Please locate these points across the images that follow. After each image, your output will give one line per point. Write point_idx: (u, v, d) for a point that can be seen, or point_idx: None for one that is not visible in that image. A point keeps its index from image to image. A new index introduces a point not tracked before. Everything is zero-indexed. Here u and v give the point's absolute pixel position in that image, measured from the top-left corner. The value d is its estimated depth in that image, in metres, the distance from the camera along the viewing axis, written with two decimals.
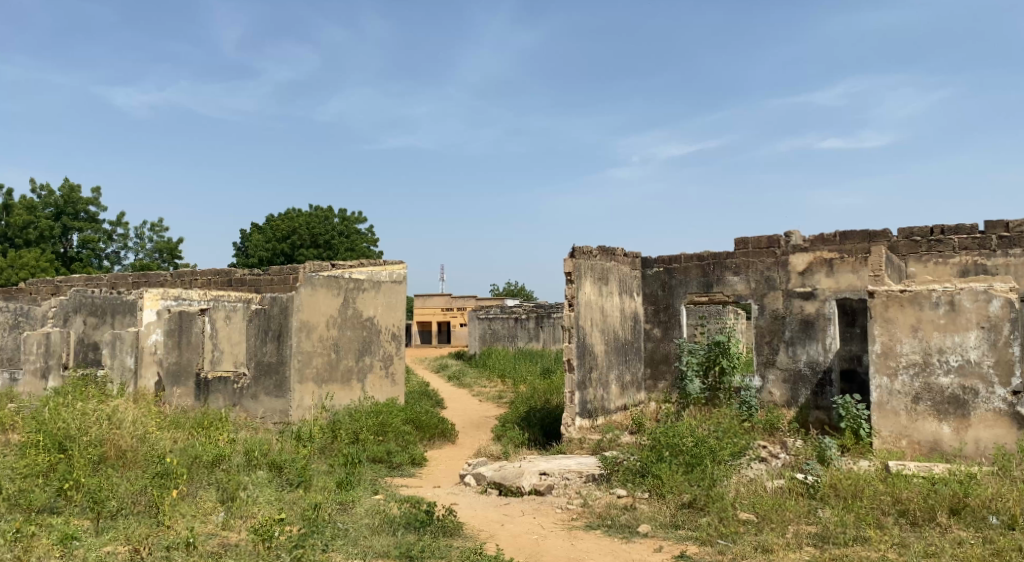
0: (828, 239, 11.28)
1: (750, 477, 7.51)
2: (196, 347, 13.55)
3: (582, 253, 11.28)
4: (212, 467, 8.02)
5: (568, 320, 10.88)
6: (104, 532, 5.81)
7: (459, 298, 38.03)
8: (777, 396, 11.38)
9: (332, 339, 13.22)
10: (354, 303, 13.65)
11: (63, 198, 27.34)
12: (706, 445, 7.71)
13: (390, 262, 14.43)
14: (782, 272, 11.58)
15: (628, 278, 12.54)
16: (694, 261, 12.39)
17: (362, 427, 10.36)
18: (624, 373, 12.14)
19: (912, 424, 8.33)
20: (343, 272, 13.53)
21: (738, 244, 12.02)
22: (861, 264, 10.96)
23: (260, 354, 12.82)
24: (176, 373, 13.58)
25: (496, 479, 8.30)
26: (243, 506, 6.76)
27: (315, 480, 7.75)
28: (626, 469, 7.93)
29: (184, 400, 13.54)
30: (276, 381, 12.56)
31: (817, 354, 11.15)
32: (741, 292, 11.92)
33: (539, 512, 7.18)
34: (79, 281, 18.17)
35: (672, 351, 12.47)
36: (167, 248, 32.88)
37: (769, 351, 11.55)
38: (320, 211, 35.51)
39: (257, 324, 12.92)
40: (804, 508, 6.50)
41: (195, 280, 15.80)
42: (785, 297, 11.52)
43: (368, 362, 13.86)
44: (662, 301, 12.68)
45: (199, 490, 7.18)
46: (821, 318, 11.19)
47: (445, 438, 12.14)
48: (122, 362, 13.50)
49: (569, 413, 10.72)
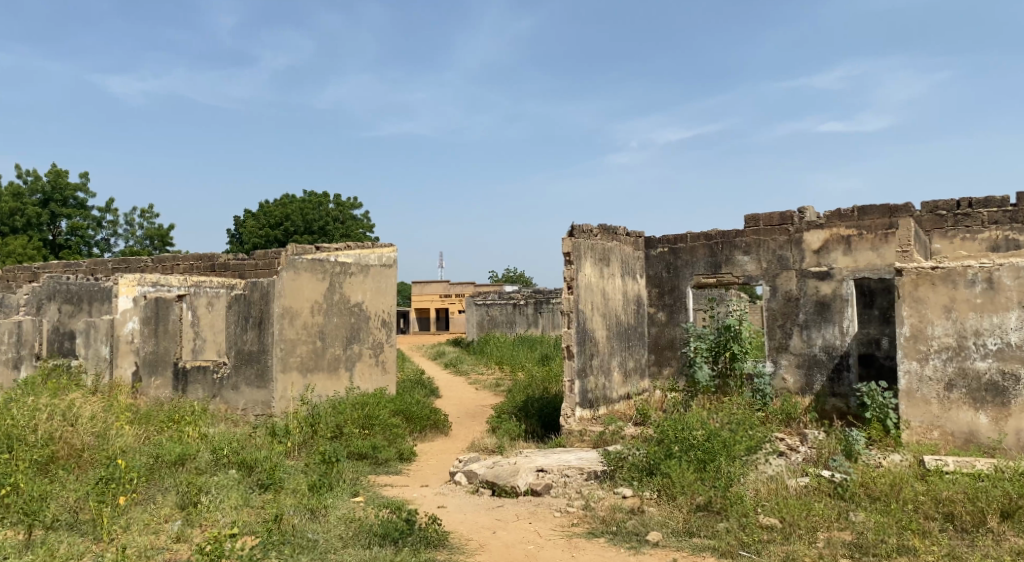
0: (845, 214, 10.51)
1: (769, 475, 6.76)
2: (174, 335, 12.88)
3: (582, 232, 10.49)
4: (175, 466, 7.27)
5: (567, 304, 10.12)
6: (35, 549, 5.09)
7: (457, 284, 37.24)
8: (790, 383, 10.70)
9: (317, 326, 12.44)
10: (341, 288, 12.84)
11: (50, 185, 26.46)
12: (720, 439, 6.99)
13: (380, 245, 13.60)
14: (795, 251, 10.83)
15: (631, 258, 11.77)
16: (701, 240, 11.63)
17: (346, 421, 9.62)
18: (627, 360, 11.38)
19: (944, 413, 7.58)
20: (328, 255, 12.66)
21: (748, 221, 11.26)
22: (882, 241, 10.21)
23: (240, 342, 12.09)
24: (154, 363, 12.75)
25: (489, 478, 7.55)
26: (203, 514, 6.02)
27: (288, 482, 7.00)
28: (631, 465, 7.23)
29: (161, 391, 12.74)
30: (258, 370, 11.83)
31: (833, 337, 10.42)
32: (751, 273, 11.17)
33: (535, 516, 6.44)
34: (57, 267, 17.37)
35: (678, 336, 11.71)
36: (159, 235, 32.15)
37: (782, 335, 10.83)
38: (315, 196, 34.56)
39: (236, 311, 12.15)
40: (834, 511, 5.77)
41: (176, 265, 15.05)
42: (799, 277, 10.78)
43: (356, 350, 13.04)
44: (667, 283, 11.91)
45: (156, 496, 6.45)
46: (838, 299, 10.45)
47: (437, 430, 11.42)
48: (97, 352, 13.13)
49: (569, 404, 9.98)
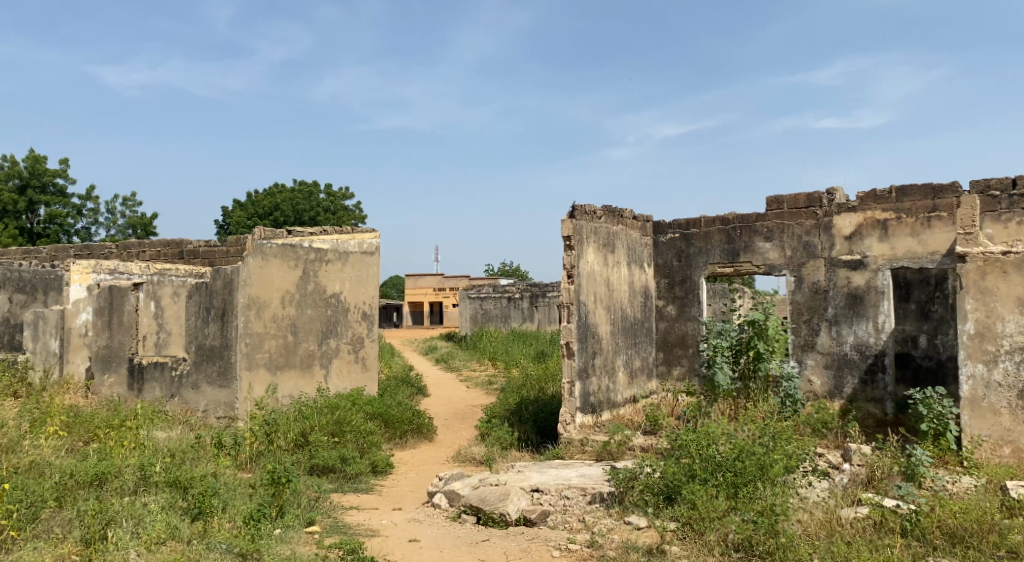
0: (880, 196, 9.28)
1: (816, 502, 5.56)
2: (129, 328, 11.39)
3: (583, 213, 9.20)
4: (90, 487, 5.96)
5: (567, 294, 8.85)
6: None
7: (451, 276, 35.90)
8: (817, 386, 9.58)
9: (289, 319, 11.08)
10: (315, 277, 11.33)
11: (28, 170, 24.92)
12: (753, 457, 5.75)
13: (361, 229, 11.91)
14: (824, 237, 9.62)
15: (638, 245, 10.52)
16: (717, 225, 10.39)
17: (313, 426, 8.36)
18: (634, 359, 10.15)
19: (1017, 427, 6.47)
20: (302, 240, 11.25)
21: (770, 203, 10.04)
22: (924, 226, 8.97)
23: (201, 337, 10.84)
24: (107, 359, 11.40)
25: (474, 502, 6.27)
26: (104, 556, 4.77)
27: (225, 510, 5.70)
28: (646, 486, 6.00)
29: (115, 390, 11.37)
30: (220, 368, 10.59)
31: (866, 335, 9.25)
32: (773, 261, 9.97)
33: (528, 556, 5.24)
34: (16, 253, 16.03)
35: (689, 332, 10.47)
36: (142, 224, 30.79)
37: (807, 332, 9.67)
38: (306, 186, 33.42)
39: (197, 300, 10.94)
40: (909, 558, 4.59)
41: (141, 252, 13.74)
42: (828, 267, 9.59)
43: (333, 346, 11.44)
44: (677, 272, 10.67)
45: (52, 533, 5.18)
46: (872, 292, 9.26)
47: (420, 435, 10.20)
48: (46, 346, 11.80)
49: (568, 409, 8.73)
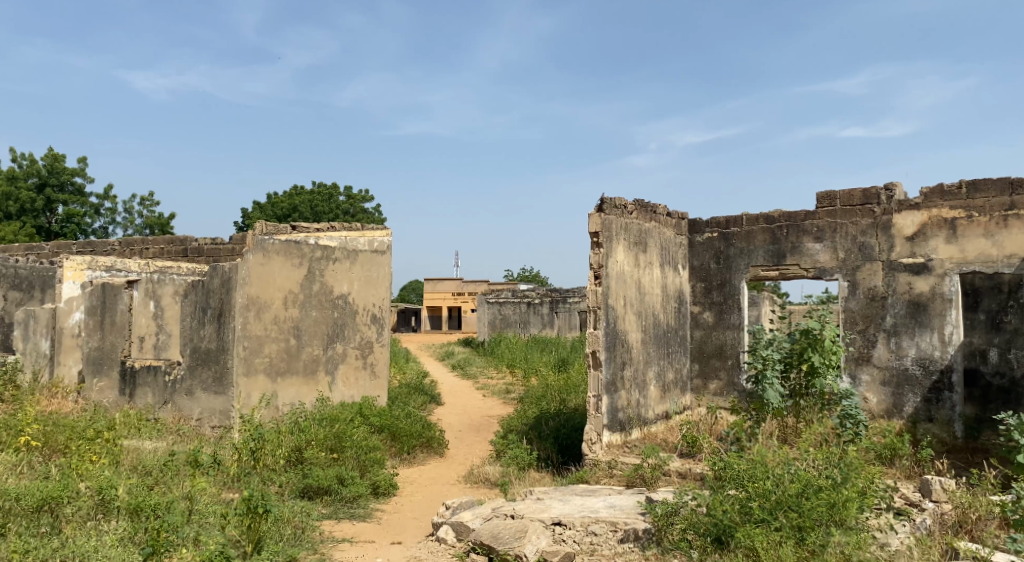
0: (949, 191, 8.23)
1: (905, 551, 4.58)
2: (122, 329, 10.47)
3: (614, 207, 8.24)
4: (36, 515, 5.08)
5: (593, 298, 7.90)
6: None
7: (470, 282, 35.05)
8: (874, 404, 8.53)
9: (292, 321, 10.15)
10: (320, 277, 10.47)
11: (46, 168, 24.38)
12: (821, 494, 4.76)
13: (371, 227, 11.13)
14: (882, 237, 8.59)
15: (672, 245, 9.52)
16: (760, 223, 9.39)
17: (308, 442, 7.47)
18: (666, 371, 9.17)
19: None
20: (307, 236, 10.38)
21: (822, 199, 9.00)
22: (999, 225, 7.93)
23: (196, 339, 9.81)
24: (98, 361, 10.47)
25: (486, 540, 5.31)
26: None
27: (187, 547, 4.79)
28: (690, 525, 5.01)
29: (105, 395, 10.43)
30: (215, 373, 9.58)
31: (930, 347, 8.23)
32: (824, 264, 8.94)
33: None
34: (19, 250, 15.35)
35: (729, 342, 9.47)
36: (160, 224, 30.26)
37: (862, 342, 8.64)
38: (323, 190, 32.61)
39: (194, 299, 9.92)
40: None
41: (144, 249, 12.97)
42: (886, 271, 8.56)
43: (339, 351, 10.64)
44: (715, 276, 9.67)
45: None
46: (937, 299, 8.23)
47: (430, 450, 9.27)
48: (37, 347, 11.05)
49: (594, 427, 7.78)
